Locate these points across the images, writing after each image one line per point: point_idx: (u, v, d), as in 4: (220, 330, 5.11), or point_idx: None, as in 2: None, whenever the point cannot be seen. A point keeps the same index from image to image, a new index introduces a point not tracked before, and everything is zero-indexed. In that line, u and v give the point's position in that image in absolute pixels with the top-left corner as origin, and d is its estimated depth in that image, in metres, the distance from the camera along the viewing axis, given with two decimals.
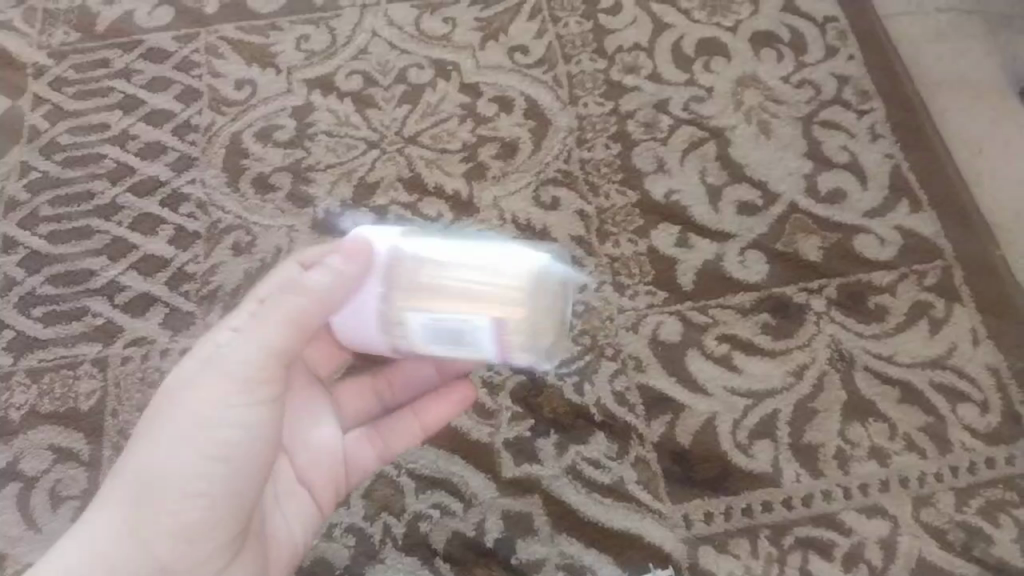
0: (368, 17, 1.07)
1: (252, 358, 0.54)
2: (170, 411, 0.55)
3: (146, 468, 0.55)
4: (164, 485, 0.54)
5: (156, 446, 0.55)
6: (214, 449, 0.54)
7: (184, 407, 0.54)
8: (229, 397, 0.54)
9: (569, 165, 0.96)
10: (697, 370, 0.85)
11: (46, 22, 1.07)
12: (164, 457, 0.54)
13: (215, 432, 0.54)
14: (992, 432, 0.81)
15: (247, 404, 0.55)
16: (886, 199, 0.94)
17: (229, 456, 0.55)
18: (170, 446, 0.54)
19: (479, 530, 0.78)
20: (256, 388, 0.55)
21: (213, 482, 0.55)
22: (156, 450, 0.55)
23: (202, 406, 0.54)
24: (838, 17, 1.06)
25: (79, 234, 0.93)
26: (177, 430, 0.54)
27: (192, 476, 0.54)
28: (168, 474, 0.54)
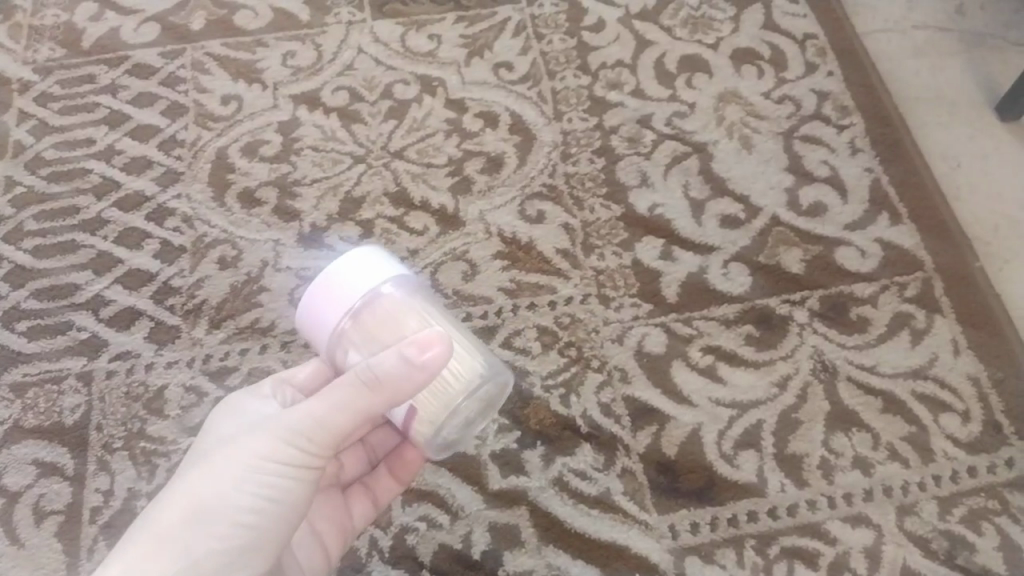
0: (354, 34, 1.08)
1: (312, 420, 0.55)
2: (227, 460, 0.55)
3: (201, 502, 0.54)
4: (219, 524, 0.54)
5: (214, 484, 0.54)
6: (260, 494, 0.55)
7: (242, 458, 0.55)
8: (289, 457, 0.56)
9: (554, 179, 0.97)
10: (683, 381, 0.85)
11: (31, 38, 1.07)
12: (220, 497, 0.54)
13: (272, 484, 0.55)
14: (974, 441, 0.82)
15: (297, 461, 0.56)
16: (866, 212, 0.95)
17: (279, 506, 0.56)
18: (228, 488, 0.54)
19: (466, 542, 0.78)
20: (307, 448, 0.56)
21: (262, 527, 0.55)
22: (212, 488, 0.54)
23: (259, 457, 0.55)
24: (817, 35, 1.08)
25: (64, 249, 0.92)
26: (235, 478, 0.55)
27: (244, 519, 0.54)
28: (223, 511, 0.54)
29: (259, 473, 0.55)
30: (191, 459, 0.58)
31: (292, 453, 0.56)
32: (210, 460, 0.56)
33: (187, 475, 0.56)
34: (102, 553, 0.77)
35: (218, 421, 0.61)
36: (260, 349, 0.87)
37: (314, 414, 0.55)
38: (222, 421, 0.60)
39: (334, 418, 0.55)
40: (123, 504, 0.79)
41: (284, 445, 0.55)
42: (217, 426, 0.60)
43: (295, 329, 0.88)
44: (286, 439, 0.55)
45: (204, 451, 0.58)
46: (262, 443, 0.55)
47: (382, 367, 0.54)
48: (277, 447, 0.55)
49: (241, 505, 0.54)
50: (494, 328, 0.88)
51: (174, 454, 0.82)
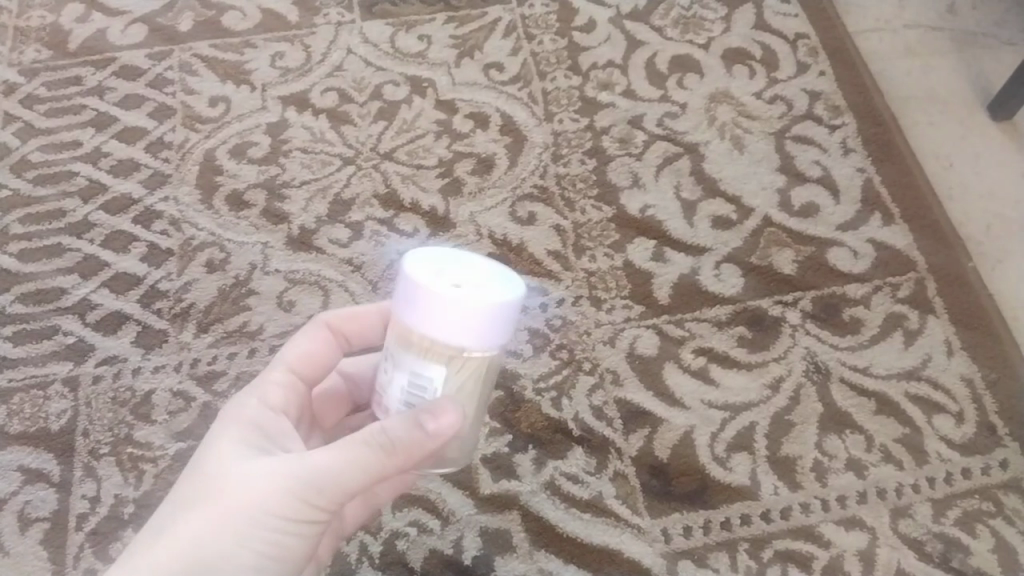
0: (343, 35, 1.07)
1: (329, 478, 0.52)
2: (230, 507, 0.51)
3: (201, 551, 0.50)
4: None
5: (215, 532, 0.51)
6: (268, 545, 0.52)
7: (249, 508, 0.51)
8: (298, 512, 0.52)
9: (545, 181, 0.96)
10: (675, 382, 0.85)
11: (16, 40, 1.06)
12: (221, 549, 0.50)
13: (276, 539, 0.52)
14: (968, 443, 0.82)
15: (307, 516, 0.53)
16: (859, 212, 0.94)
17: (278, 560, 0.53)
18: (230, 541, 0.51)
19: (457, 548, 0.77)
20: (320, 505, 0.53)
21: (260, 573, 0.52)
22: (215, 537, 0.51)
23: (271, 506, 0.51)
24: (808, 34, 1.08)
25: (50, 253, 0.91)
26: (238, 529, 0.51)
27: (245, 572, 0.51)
28: (228, 558, 0.51)
29: (267, 520, 0.51)
30: (182, 486, 0.53)
31: (301, 508, 0.52)
32: (211, 501, 0.51)
33: (182, 513, 0.51)
34: (89, 560, 0.76)
35: (210, 434, 0.55)
36: (248, 354, 0.86)
37: (326, 465, 0.52)
38: (217, 434, 0.54)
39: (350, 474, 0.52)
40: (110, 511, 0.78)
41: (297, 500, 0.52)
42: (209, 446, 0.54)
43: (284, 333, 0.87)
44: (298, 492, 0.52)
45: (200, 479, 0.52)
46: (276, 490, 0.51)
47: (395, 429, 0.51)
48: (287, 500, 0.52)
49: (243, 558, 0.51)
50: None
51: (162, 460, 0.81)
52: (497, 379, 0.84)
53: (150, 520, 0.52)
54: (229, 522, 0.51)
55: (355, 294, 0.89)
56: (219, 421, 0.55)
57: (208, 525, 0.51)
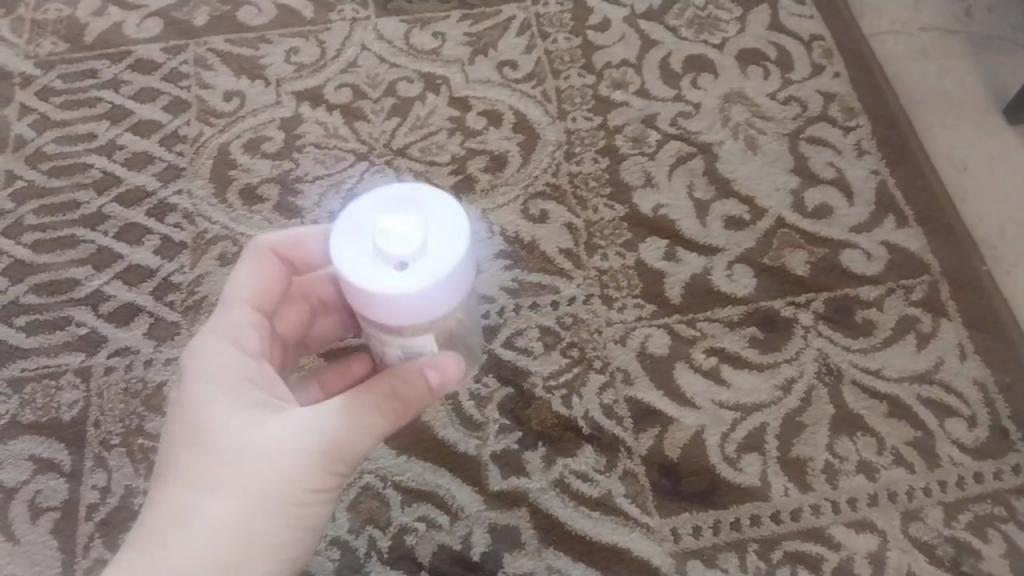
0: (358, 31, 1.07)
1: (337, 441, 0.55)
2: (252, 488, 0.54)
3: (233, 532, 0.54)
4: (250, 549, 0.55)
5: (237, 511, 0.54)
6: (293, 508, 0.56)
7: (266, 481, 0.54)
8: (317, 477, 0.56)
9: (557, 179, 0.96)
10: (686, 382, 0.84)
11: (34, 33, 1.06)
12: (250, 528, 0.54)
13: (298, 508, 0.56)
14: (980, 447, 0.81)
15: (325, 477, 0.56)
16: (873, 214, 0.94)
17: (307, 517, 0.57)
18: (258, 519, 0.55)
19: (465, 544, 0.77)
20: (334, 466, 0.56)
21: (292, 531, 0.57)
22: (239, 517, 0.54)
23: (287, 476, 0.55)
24: (823, 36, 1.07)
25: (64, 244, 0.92)
26: (261, 502, 0.54)
27: (278, 533, 0.56)
28: (258, 527, 0.55)
29: (286, 487, 0.55)
30: (192, 466, 0.54)
31: (318, 479, 0.56)
32: (231, 483, 0.54)
33: (204, 497, 0.54)
34: (99, 550, 0.77)
35: (208, 407, 0.56)
36: None
37: (336, 434, 0.55)
38: (218, 409, 0.56)
39: (359, 437, 0.55)
40: (120, 501, 0.79)
41: (315, 472, 0.55)
42: (212, 422, 0.55)
43: None
44: (314, 465, 0.55)
45: (214, 461, 0.54)
46: (287, 461, 0.55)
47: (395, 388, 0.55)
48: (306, 474, 0.55)
49: (269, 529, 0.55)
50: (496, 327, 0.87)
51: None
52: (507, 376, 0.84)
53: (163, 500, 0.54)
54: (254, 502, 0.54)
55: None
56: (212, 391, 0.56)
57: (234, 508, 0.54)
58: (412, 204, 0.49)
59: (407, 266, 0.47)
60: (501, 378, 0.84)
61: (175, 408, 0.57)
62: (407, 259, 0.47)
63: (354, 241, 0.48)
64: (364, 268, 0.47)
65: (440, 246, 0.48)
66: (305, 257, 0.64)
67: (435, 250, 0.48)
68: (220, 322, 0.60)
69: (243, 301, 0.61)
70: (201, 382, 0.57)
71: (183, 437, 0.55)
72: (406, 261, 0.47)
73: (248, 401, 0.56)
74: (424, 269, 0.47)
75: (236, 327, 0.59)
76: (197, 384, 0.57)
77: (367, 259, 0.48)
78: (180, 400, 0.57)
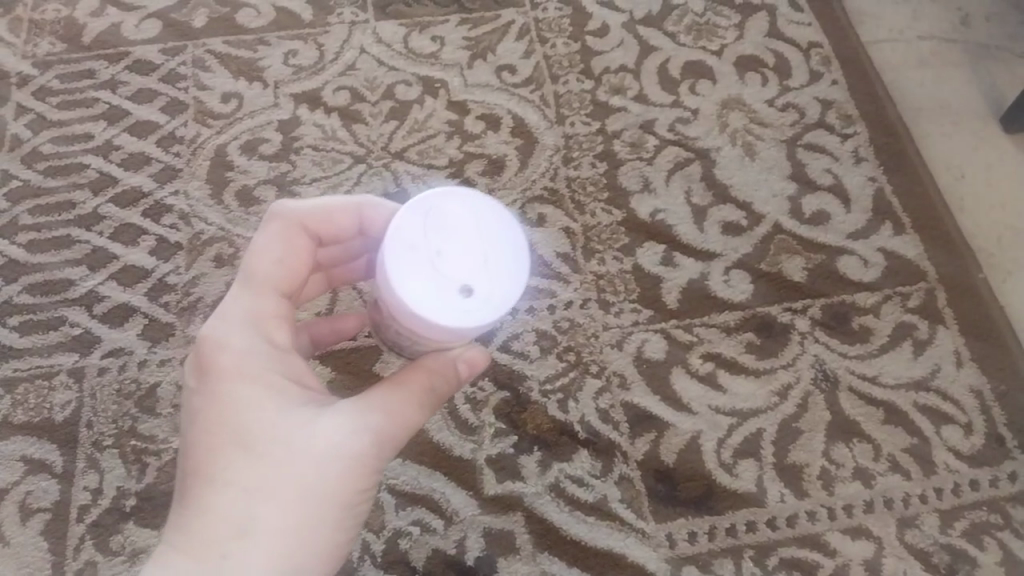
0: (356, 34, 1.07)
1: (383, 433, 0.53)
2: (304, 490, 0.52)
3: (287, 538, 0.52)
4: (303, 550, 0.52)
5: (288, 514, 0.52)
6: (343, 507, 0.53)
7: (315, 478, 0.52)
8: (365, 472, 0.53)
9: (555, 183, 0.96)
10: (682, 387, 0.84)
11: (31, 32, 1.06)
12: (302, 534, 0.52)
13: (348, 510, 0.54)
14: (976, 454, 0.81)
15: (372, 472, 0.54)
16: (870, 221, 0.94)
17: (356, 514, 0.55)
18: (310, 522, 0.52)
19: (460, 548, 0.77)
20: (380, 460, 0.54)
21: (342, 531, 0.54)
22: (290, 519, 0.52)
23: (336, 472, 0.52)
24: (821, 43, 1.07)
25: (59, 244, 0.91)
26: (311, 501, 0.52)
27: (332, 533, 0.54)
28: (311, 527, 0.52)
29: (335, 483, 0.53)
30: (237, 468, 0.52)
31: (367, 479, 0.54)
32: (280, 487, 0.52)
33: (251, 500, 0.51)
34: (90, 551, 0.77)
35: (249, 404, 0.53)
36: None
37: (383, 433, 0.53)
38: (259, 409, 0.53)
39: (401, 434, 0.54)
40: (112, 503, 0.79)
41: (363, 472, 0.53)
42: (255, 420, 0.52)
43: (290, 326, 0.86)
44: (361, 460, 0.53)
45: (261, 465, 0.52)
46: (334, 456, 0.52)
47: (432, 382, 0.55)
48: (355, 476, 0.53)
49: (322, 530, 0.53)
50: (493, 331, 0.86)
51: (165, 453, 0.81)
52: (503, 380, 0.84)
53: (209, 507, 0.51)
54: (308, 505, 0.52)
55: (360, 288, 0.88)
56: (247, 389, 0.53)
57: (287, 512, 0.52)
58: (451, 216, 0.47)
59: (479, 289, 0.46)
60: (496, 381, 0.84)
61: (206, 405, 0.53)
62: (478, 281, 0.46)
63: (405, 271, 0.47)
64: (435, 298, 0.47)
65: (502, 255, 0.47)
66: (332, 232, 0.60)
67: (499, 263, 0.47)
68: (246, 307, 0.55)
69: (266, 280, 0.56)
70: (233, 379, 0.53)
71: (223, 437, 0.52)
72: (476, 283, 0.46)
73: (288, 397, 0.53)
74: (498, 286, 0.47)
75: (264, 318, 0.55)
76: (232, 380, 0.53)
77: (431, 287, 0.47)
78: (212, 397, 0.53)
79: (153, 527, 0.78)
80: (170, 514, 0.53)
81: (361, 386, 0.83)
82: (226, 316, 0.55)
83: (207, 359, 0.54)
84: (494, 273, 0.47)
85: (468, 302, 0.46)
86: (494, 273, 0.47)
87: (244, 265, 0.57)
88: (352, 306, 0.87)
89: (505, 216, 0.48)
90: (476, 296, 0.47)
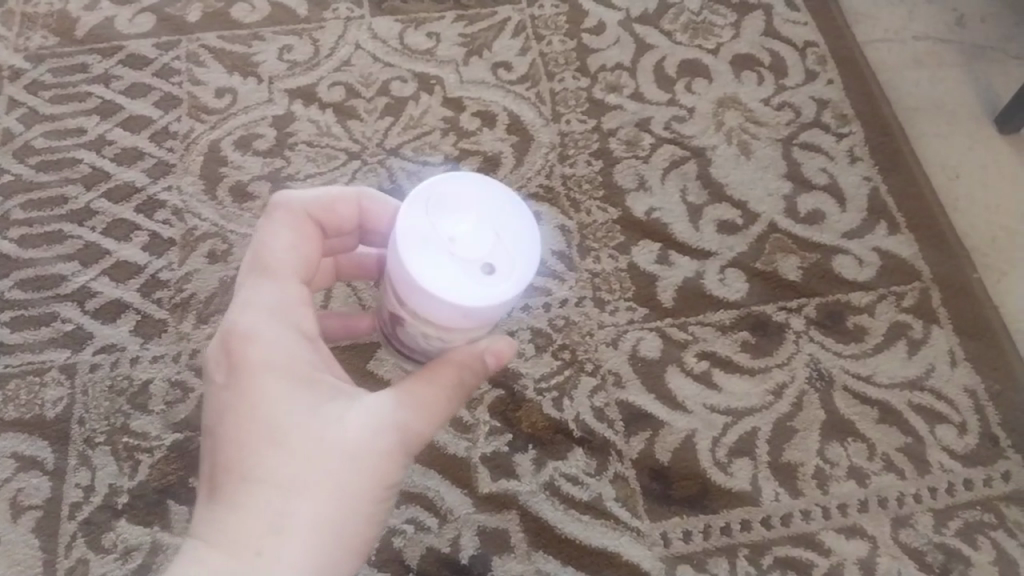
0: (352, 30, 1.06)
1: (414, 429, 0.53)
2: (336, 484, 0.52)
3: (319, 535, 0.51)
4: (334, 547, 0.52)
5: (321, 510, 0.51)
6: (372, 504, 0.53)
7: (348, 474, 0.52)
8: (393, 469, 0.54)
9: (551, 181, 0.95)
10: (677, 386, 0.84)
11: (22, 25, 1.05)
12: (333, 530, 0.52)
13: (376, 505, 0.54)
14: (971, 453, 0.82)
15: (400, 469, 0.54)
16: (865, 221, 0.94)
17: (381, 512, 0.55)
18: (342, 517, 0.52)
19: (454, 546, 0.77)
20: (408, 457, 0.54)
21: (368, 530, 0.54)
22: (322, 516, 0.51)
23: (368, 469, 0.52)
24: (817, 42, 1.07)
25: (51, 239, 0.91)
26: (342, 499, 0.52)
27: (359, 531, 0.53)
28: (342, 524, 0.52)
29: (365, 480, 0.52)
30: (270, 464, 0.51)
31: (396, 473, 0.54)
32: (313, 483, 0.51)
33: (284, 496, 0.51)
34: (82, 549, 0.76)
35: (279, 397, 0.52)
36: None
37: (413, 430, 0.53)
38: (290, 404, 0.52)
39: (429, 429, 0.55)
40: (104, 500, 0.78)
41: (393, 467, 0.54)
42: (286, 413, 0.52)
43: None
44: (391, 457, 0.53)
45: (294, 460, 0.51)
46: (366, 453, 0.52)
47: (460, 377, 0.54)
48: (384, 473, 0.53)
49: (351, 527, 0.53)
50: None
51: (157, 451, 0.80)
52: (498, 377, 0.83)
53: (240, 502, 0.50)
54: (338, 500, 0.52)
55: (354, 285, 0.87)
56: (279, 383, 0.52)
57: (319, 506, 0.51)
58: (450, 203, 0.47)
59: (501, 265, 0.46)
60: (492, 379, 0.83)
61: (235, 397, 0.52)
62: (497, 257, 0.46)
63: (422, 259, 0.46)
64: (461, 284, 0.46)
65: (511, 229, 0.47)
66: (336, 221, 0.60)
67: (513, 237, 0.47)
68: (270, 298, 0.55)
69: (285, 268, 0.56)
70: (264, 373, 0.52)
71: (252, 430, 0.51)
72: (496, 259, 0.46)
73: (317, 390, 0.53)
74: (517, 259, 0.46)
75: (287, 307, 0.55)
76: (261, 372, 0.52)
77: (451, 271, 0.46)
78: (242, 390, 0.52)
79: (145, 525, 0.77)
80: (197, 510, 0.52)
81: (353, 383, 0.83)
82: (251, 307, 0.54)
83: (236, 352, 0.53)
84: (509, 244, 0.46)
85: (492, 276, 0.46)
86: (510, 246, 0.46)
87: (258, 256, 0.56)
88: (347, 303, 0.87)
89: (506, 194, 0.48)
90: (498, 271, 0.46)
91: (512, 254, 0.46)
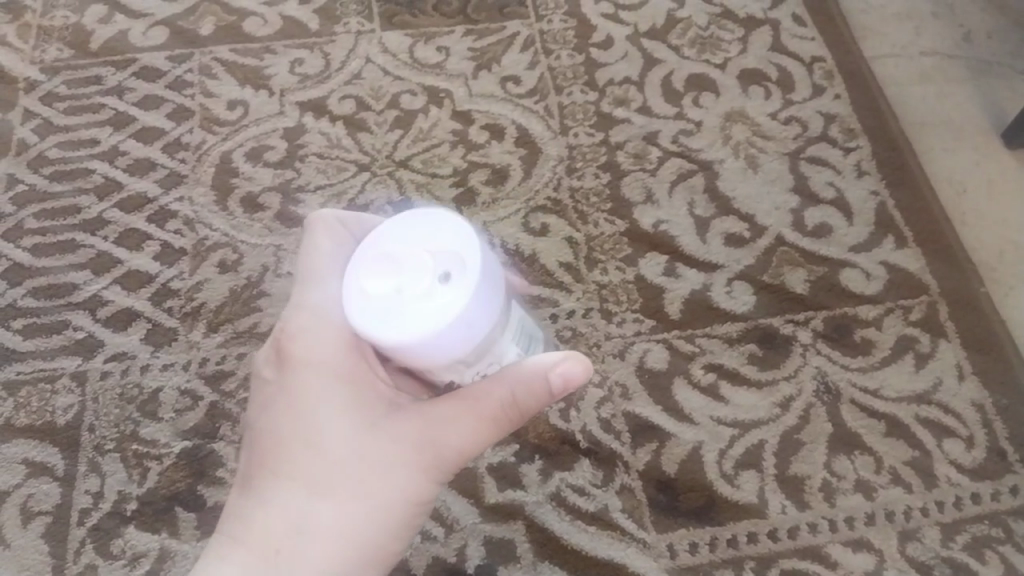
0: (362, 43, 1.08)
1: (448, 446, 0.55)
2: (362, 490, 0.55)
3: (339, 536, 0.55)
4: (354, 548, 0.56)
5: (344, 513, 0.55)
6: (394, 513, 0.57)
7: (375, 480, 0.55)
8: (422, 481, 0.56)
9: (559, 193, 0.96)
10: (685, 398, 0.84)
11: (40, 39, 1.07)
12: (354, 533, 0.55)
13: (403, 511, 0.57)
14: (978, 467, 0.81)
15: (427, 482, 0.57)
16: (872, 234, 0.94)
17: (407, 520, 0.58)
18: (365, 522, 0.56)
19: (460, 556, 0.77)
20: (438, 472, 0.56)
21: (391, 536, 0.57)
22: (345, 519, 0.55)
23: (394, 478, 0.56)
24: (825, 58, 1.08)
25: (64, 248, 0.92)
26: (367, 504, 0.55)
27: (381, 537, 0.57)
28: (364, 529, 0.56)
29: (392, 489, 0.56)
30: (304, 462, 0.55)
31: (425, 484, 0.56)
32: (340, 486, 0.55)
33: (311, 495, 0.55)
34: (90, 555, 0.76)
35: (322, 403, 0.56)
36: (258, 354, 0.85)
37: (447, 445, 0.55)
38: (330, 409, 0.56)
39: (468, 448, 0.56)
40: (113, 506, 0.78)
41: (424, 477, 0.56)
42: (323, 418, 0.56)
43: None
44: (420, 469, 0.56)
45: (326, 464, 0.55)
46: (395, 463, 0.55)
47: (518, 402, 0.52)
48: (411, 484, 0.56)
49: (373, 531, 0.56)
50: None
51: (165, 458, 0.81)
52: None
53: (271, 493, 0.55)
54: (363, 504, 0.55)
55: None
56: (323, 388, 0.56)
57: (343, 509, 0.55)
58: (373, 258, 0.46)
59: (448, 267, 0.45)
60: None
61: (285, 397, 0.57)
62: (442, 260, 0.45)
63: (390, 316, 0.44)
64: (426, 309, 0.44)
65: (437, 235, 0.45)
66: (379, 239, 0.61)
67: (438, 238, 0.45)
68: (326, 304, 0.57)
69: (333, 276, 0.58)
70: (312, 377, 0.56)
71: (293, 429, 0.56)
72: (443, 264, 0.44)
73: (358, 398, 0.56)
74: (462, 254, 0.45)
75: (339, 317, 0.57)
76: (308, 377, 0.56)
77: (411, 304, 0.44)
78: (292, 391, 0.57)
79: (153, 532, 0.77)
80: (232, 500, 0.57)
81: None
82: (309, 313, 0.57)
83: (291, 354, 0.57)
84: (442, 242, 0.45)
85: (447, 272, 0.44)
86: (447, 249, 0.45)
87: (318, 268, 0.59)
88: None
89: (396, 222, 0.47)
90: (452, 273, 0.44)
91: (451, 250, 0.45)
